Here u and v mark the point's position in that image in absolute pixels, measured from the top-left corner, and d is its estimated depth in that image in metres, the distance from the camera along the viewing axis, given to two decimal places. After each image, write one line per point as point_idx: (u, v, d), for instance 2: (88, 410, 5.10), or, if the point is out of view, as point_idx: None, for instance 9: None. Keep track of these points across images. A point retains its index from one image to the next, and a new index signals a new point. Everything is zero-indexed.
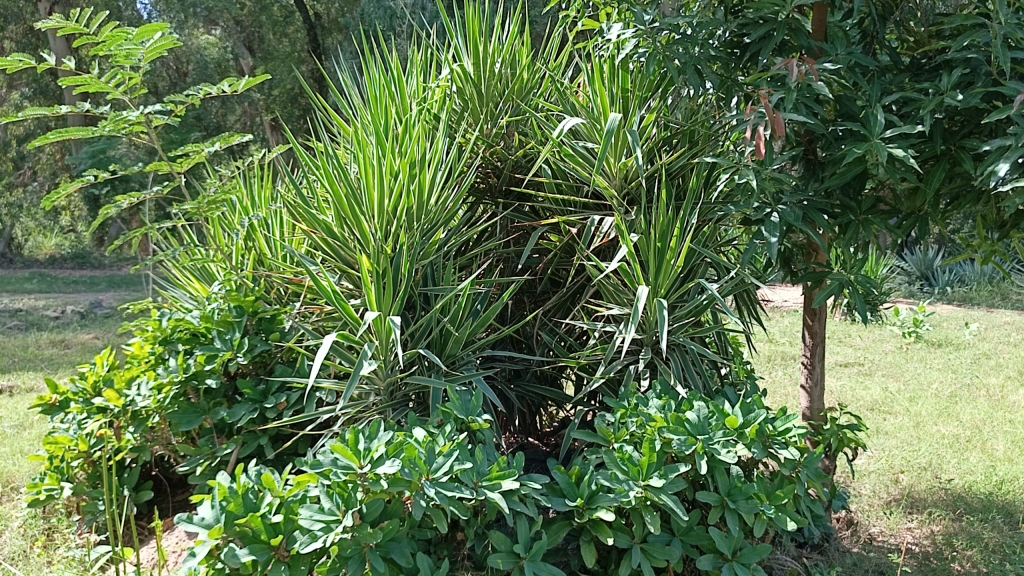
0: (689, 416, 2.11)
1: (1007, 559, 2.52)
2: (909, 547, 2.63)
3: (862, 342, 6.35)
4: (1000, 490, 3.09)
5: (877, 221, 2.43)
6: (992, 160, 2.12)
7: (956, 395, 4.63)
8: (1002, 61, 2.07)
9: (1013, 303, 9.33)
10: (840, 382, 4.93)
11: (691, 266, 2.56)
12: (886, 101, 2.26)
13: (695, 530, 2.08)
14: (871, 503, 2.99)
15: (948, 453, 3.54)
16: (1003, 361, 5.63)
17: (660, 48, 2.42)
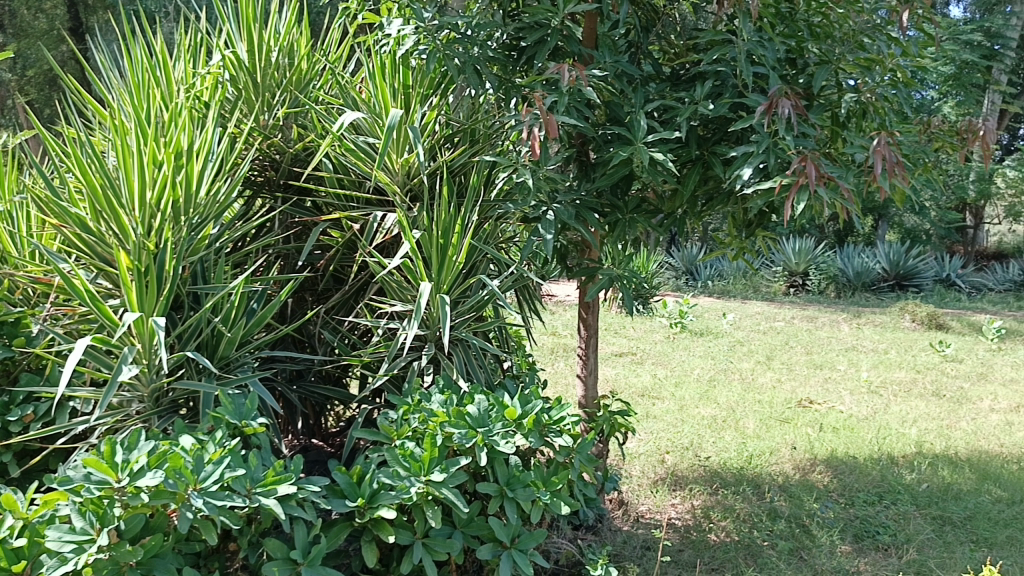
0: (469, 409, 2.14)
1: (754, 527, 2.80)
2: (672, 522, 2.85)
3: (635, 333, 6.80)
4: (750, 464, 3.42)
5: (641, 220, 2.61)
6: (737, 165, 2.33)
7: (714, 379, 5.08)
8: (746, 75, 2.28)
9: (763, 296, 10.39)
10: (615, 370, 5.25)
11: (473, 262, 2.61)
12: (648, 107, 2.43)
13: (475, 521, 2.12)
14: (640, 483, 3.20)
15: (707, 432, 3.87)
16: (754, 348, 6.25)
17: (439, 47, 2.45)
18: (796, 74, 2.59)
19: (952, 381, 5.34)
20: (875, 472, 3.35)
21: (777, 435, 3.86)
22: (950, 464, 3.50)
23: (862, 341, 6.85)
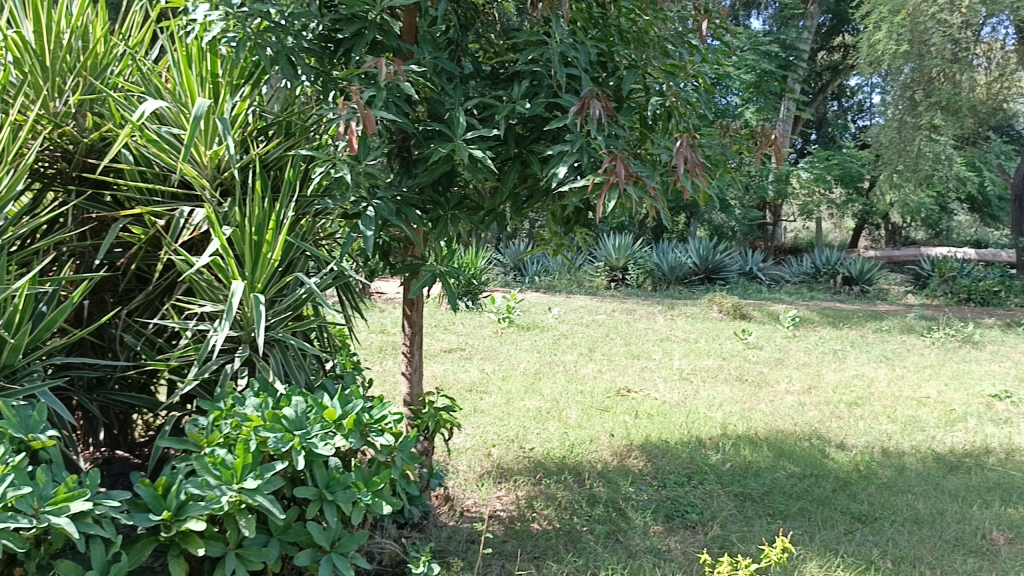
0: (285, 412, 2.06)
1: (575, 513, 2.90)
2: (497, 514, 2.89)
3: (463, 329, 6.85)
4: (572, 453, 3.54)
5: (462, 217, 2.63)
6: (554, 163, 2.40)
7: (539, 372, 5.22)
8: (560, 76, 2.35)
9: (586, 290, 10.78)
10: (443, 367, 5.26)
11: (290, 260, 2.52)
12: (467, 105, 2.45)
13: (292, 527, 2.06)
14: (466, 478, 3.23)
15: (531, 424, 3.96)
16: (577, 340, 6.48)
17: (251, 35, 2.35)
18: (607, 77, 2.70)
19: (754, 366, 5.78)
20: (685, 454, 3.56)
21: (597, 424, 4.02)
22: (751, 443, 3.78)
23: (676, 331, 7.27)
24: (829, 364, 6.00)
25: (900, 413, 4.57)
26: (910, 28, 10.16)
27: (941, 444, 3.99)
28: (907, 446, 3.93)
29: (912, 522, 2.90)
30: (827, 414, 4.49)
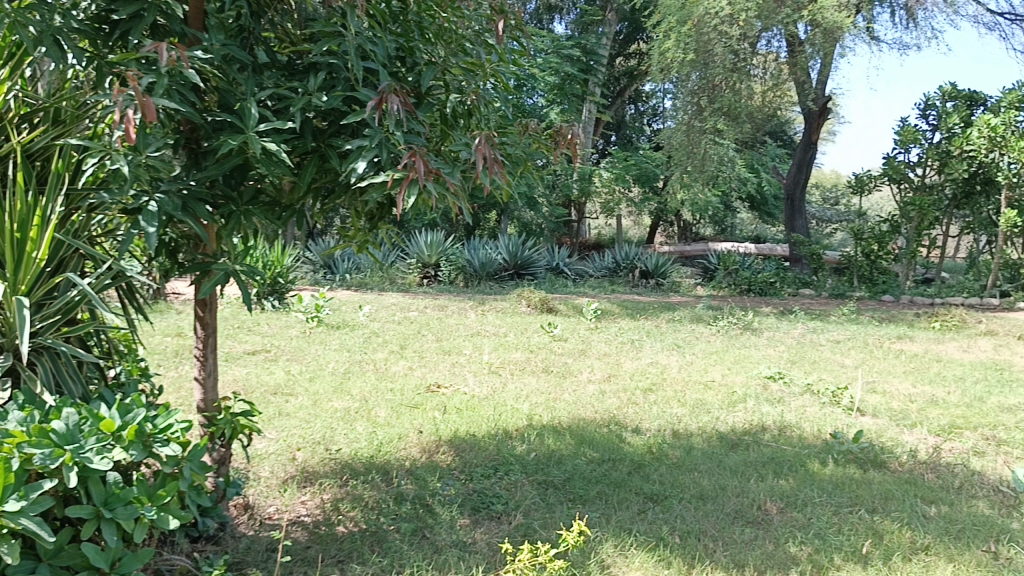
0: (53, 426, 1.88)
1: (381, 513, 2.87)
2: (299, 520, 2.80)
3: (269, 330, 6.59)
4: (379, 452, 3.50)
5: (257, 212, 2.52)
6: (352, 158, 2.34)
7: (348, 371, 5.12)
8: (356, 70, 2.30)
9: (398, 287, 10.72)
10: (246, 370, 5.03)
11: (60, 259, 2.31)
12: (259, 96, 2.34)
13: (64, 551, 1.89)
14: (268, 484, 3.10)
15: (338, 425, 3.88)
16: (387, 338, 6.42)
17: (8, 11, 2.11)
18: (406, 72, 2.63)
19: (558, 358, 5.98)
20: (491, 447, 3.62)
21: (405, 421, 3.99)
22: (555, 433, 3.91)
23: (485, 326, 7.38)
24: (628, 353, 6.34)
25: (689, 397, 4.90)
26: (695, 39, 10.91)
27: (724, 424, 4.32)
28: (695, 428, 4.22)
29: (698, 498, 3.12)
30: (624, 401, 4.74)
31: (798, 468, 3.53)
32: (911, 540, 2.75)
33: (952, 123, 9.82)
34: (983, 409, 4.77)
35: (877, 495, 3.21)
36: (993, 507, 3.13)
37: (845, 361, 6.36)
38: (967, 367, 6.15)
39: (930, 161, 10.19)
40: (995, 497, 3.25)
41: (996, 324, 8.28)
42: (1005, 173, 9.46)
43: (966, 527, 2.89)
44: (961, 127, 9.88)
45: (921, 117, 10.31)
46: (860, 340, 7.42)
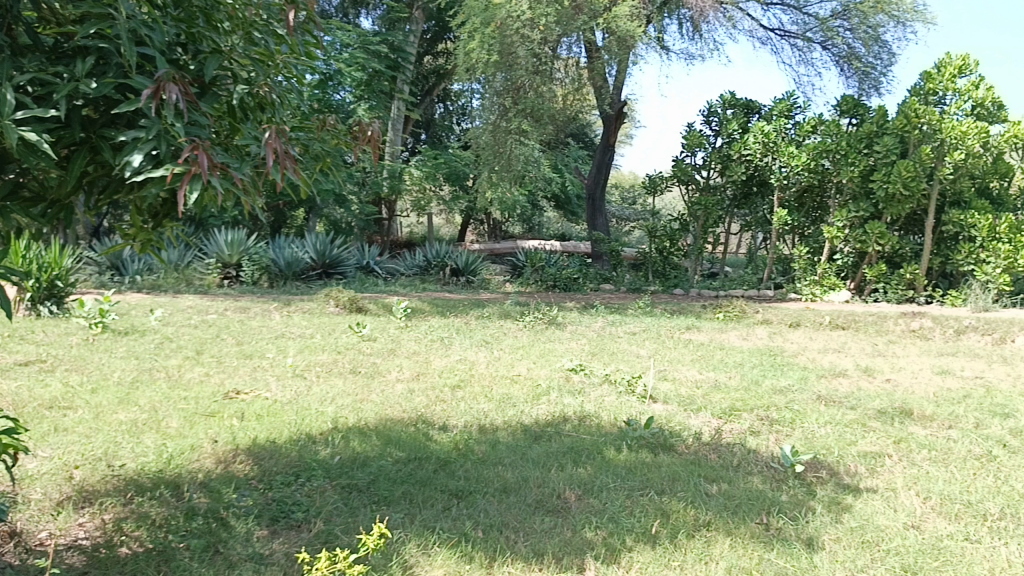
0: None
1: (169, 530, 2.69)
2: (75, 544, 2.57)
3: (44, 338, 6.00)
4: (170, 465, 3.29)
5: (17, 209, 2.27)
6: (128, 150, 2.16)
7: (137, 380, 4.76)
8: (129, 55, 2.13)
9: (196, 288, 10.14)
10: (15, 383, 4.54)
11: None
12: (16, 79, 2.10)
13: None
14: (39, 508, 2.82)
15: (123, 439, 3.59)
16: (182, 343, 6.04)
17: None
18: (188, 60, 2.45)
19: (366, 358, 5.89)
20: (292, 453, 3.50)
21: (199, 431, 3.77)
22: (360, 435, 3.84)
23: (290, 328, 7.13)
24: (437, 351, 6.36)
25: (495, 392, 4.98)
26: (499, 40, 11.12)
27: (529, 417, 4.44)
28: (500, 422, 4.30)
29: (501, 492, 3.17)
30: (432, 399, 4.74)
31: (596, 456, 3.69)
32: (695, 518, 2.95)
33: (731, 129, 10.67)
34: (760, 391, 5.22)
35: (666, 477, 3.41)
36: (766, 481, 3.42)
37: (641, 352, 6.73)
38: (746, 354, 6.71)
39: (713, 164, 11.01)
40: (767, 472, 3.55)
41: (771, 313, 9.11)
42: (777, 176, 10.42)
43: (742, 502, 3.14)
44: (740, 133, 10.77)
45: (705, 122, 11.12)
46: (655, 331, 7.90)
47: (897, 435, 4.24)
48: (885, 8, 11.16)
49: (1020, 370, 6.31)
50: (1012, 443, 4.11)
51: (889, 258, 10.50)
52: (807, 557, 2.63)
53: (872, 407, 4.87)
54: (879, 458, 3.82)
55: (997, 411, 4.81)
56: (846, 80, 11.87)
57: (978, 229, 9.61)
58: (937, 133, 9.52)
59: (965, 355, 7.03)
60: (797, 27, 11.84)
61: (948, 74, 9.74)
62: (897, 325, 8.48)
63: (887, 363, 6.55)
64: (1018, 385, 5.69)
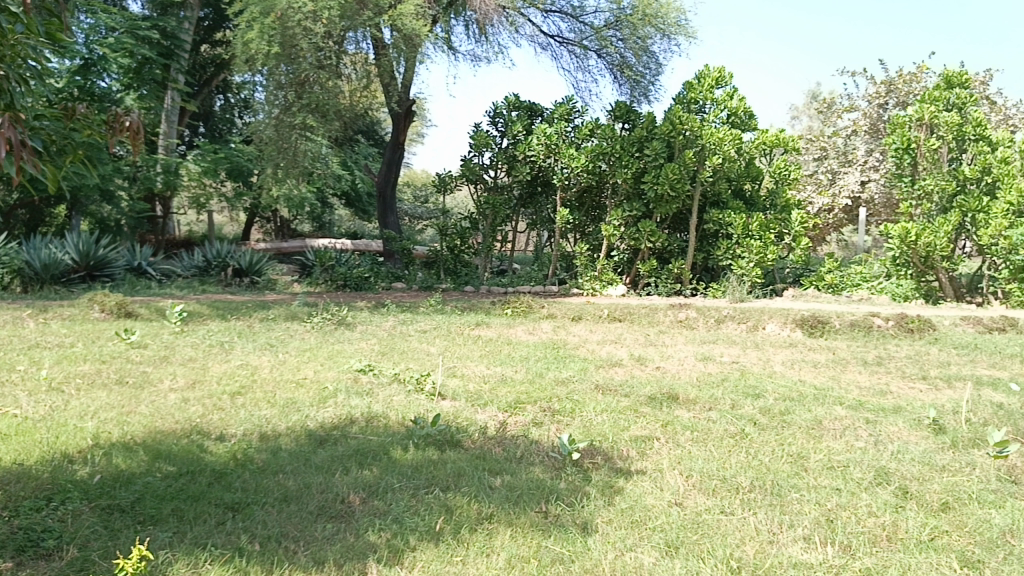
0: None
1: None
2: None
3: None
4: None
5: None
6: None
7: None
8: None
9: None
10: None
11: None
12: None
13: None
14: None
15: None
16: None
17: None
18: None
19: (135, 367, 5.46)
20: (44, 475, 3.17)
21: None
22: (126, 450, 3.55)
23: (46, 337, 6.46)
24: (216, 357, 6.02)
25: (278, 397, 4.80)
26: (280, 31, 10.74)
27: (313, 421, 4.31)
28: (283, 428, 4.15)
29: (281, 501, 3.06)
30: (209, 407, 4.48)
31: (381, 457, 3.66)
32: (478, 512, 3.01)
33: (516, 131, 10.98)
34: (543, 384, 5.42)
35: (450, 474, 3.45)
36: (546, 471, 3.55)
37: (430, 350, 6.76)
38: (531, 348, 6.94)
39: (500, 164, 11.27)
40: (547, 461, 3.69)
41: (555, 307, 9.50)
42: (558, 176, 10.88)
43: (524, 493, 3.24)
44: (524, 134, 11.11)
45: (491, 123, 11.37)
46: (444, 329, 7.97)
47: (665, 418, 4.57)
48: (652, 21, 11.88)
49: (768, 354, 7.02)
50: (760, 420, 4.56)
51: (659, 254, 11.30)
52: (582, 541, 2.77)
53: (643, 393, 5.21)
54: (648, 441, 4.09)
55: (749, 392, 5.32)
56: (619, 87, 12.63)
57: (733, 227, 10.60)
58: (698, 138, 10.39)
59: (723, 342, 7.71)
60: (574, 35, 12.40)
61: (706, 85, 10.64)
62: (667, 316, 9.15)
63: (658, 351, 7.04)
64: (767, 367, 6.33)
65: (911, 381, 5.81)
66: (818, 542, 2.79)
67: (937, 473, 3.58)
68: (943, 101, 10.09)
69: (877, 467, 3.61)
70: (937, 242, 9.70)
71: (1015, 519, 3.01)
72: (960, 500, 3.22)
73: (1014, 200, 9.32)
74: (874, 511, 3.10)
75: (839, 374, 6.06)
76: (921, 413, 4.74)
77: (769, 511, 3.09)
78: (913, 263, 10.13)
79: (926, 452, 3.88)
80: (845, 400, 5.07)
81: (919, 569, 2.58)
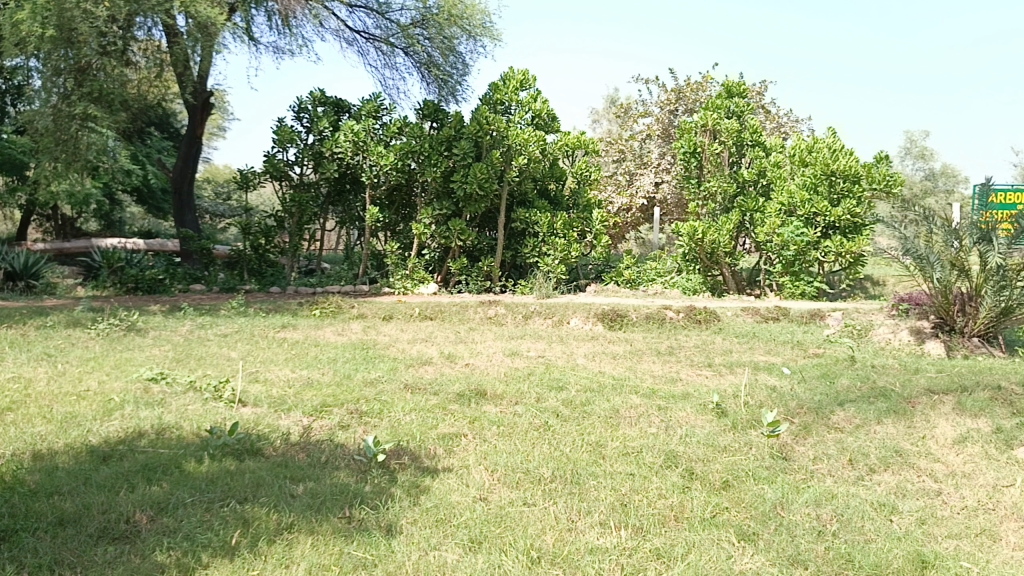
0: None
1: None
2: None
3: None
4: None
5: None
6: None
7: None
8: None
9: None
10: None
11: None
12: None
13: None
14: None
15: None
16: None
17: None
18: None
19: None
20: None
21: None
22: None
23: None
24: None
25: (55, 412, 4.38)
26: (55, 13, 9.91)
27: (96, 436, 3.97)
28: (61, 446, 3.79)
29: (56, 525, 2.80)
30: None
31: (172, 471, 3.44)
32: (277, 522, 2.90)
33: (322, 127, 10.68)
34: (350, 386, 5.31)
35: (249, 484, 3.30)
36: (350, 474, 3.48)
37: (231, 354, 6.44)
38: (339, 349, 6.79)
39: (305, 160, 10.91)
40: (352, 465, 3.62)
41: (365, 307, 9.36)
42: (367, 174, 10.71)
43: (326, 499, 3.15)
44: (330, 130, 10.82)
45: (295, 118, 10.98)
46: (247, 332, 7.62)
47: (472, 415, 4.62)
48: (458, 23, 12.00)
49: (572, 347, 7.29)
50: (562, 412, 4.72)
51: (469, 252, 11.43)
52: (385, 544, 2.74)
53: (452, 391, 5.23)
54: (455, 439, 4.11)
55: (553, 385, 5.50)
56: (427, 87, 12.68)
57: (539, 225, 10.94)
58: (504, 139, 10.63)
59: (530, 337, 7.92)
60: (380, 31, 12.33)
61: (511, 87, 10.89)
62: (476, 314, 9.29)
63: (467, 348, 7.12)
64: (571, 360, 6.57)
65: (699, 368, 6.25)
66: (612, 527, 2.92)
67: (720, 453, 3.86)
68: (724, 109, 10.90)
69: (667, 451, 3.84)
70: (721, 239, 10.54)
71: (784, 492, 3.31)
72: (738, 477, 3.50)
73: (784, 200, 10.29)
74: (662, 493, 3.29)
75: (636, 364, 6.41)
76: (707, 398, 5.11)
77: (568, 499, 3.20)
78: (701, 258, 10.92)
79: (710, 434, 4.19)
80: (641, 389, 5.36)
81: (701, 545, 2.77)
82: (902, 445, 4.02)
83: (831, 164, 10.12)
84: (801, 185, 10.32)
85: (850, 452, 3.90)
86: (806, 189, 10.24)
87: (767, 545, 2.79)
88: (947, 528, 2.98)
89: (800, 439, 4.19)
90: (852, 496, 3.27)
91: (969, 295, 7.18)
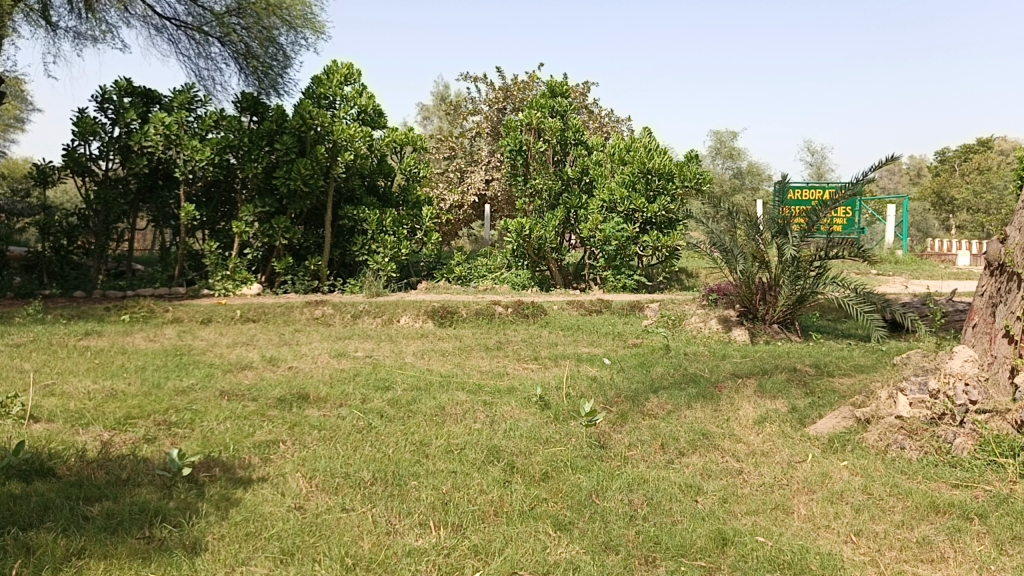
0: None
1: None
2: None
3: None
4: None
5: None
6: None
7: None
8: None
9: None
10: None
11: None
12: None
13: None
14: None
15: None
16: None
17: None
18: None
19: None
20: None
21: None
22: None
23: None
24: None
25: None
26: None
27: None
28: None
29: None
30: None
31: None
32: (66, 548, 2.65)
33: (130, 118, 9.92)
34: (159, 395, 4.96)
35: (34, 509, 2.99)
36: (153, 491, 3.24)
37: (24, 366, 5.85)
38: (150, 356, 6.36)
39: (111, 153, 10.10)
40: (155, 481, 3.36)
41: (180, 310, 8.82)
42: (180, 169, 10.09)
43: (124, 519, 2.91)
44: (138, 123, 10.08)
45: (99, 109, 10.15)
46: (44, 341, 6.95)
47: (292, 420, 4.44)
48: (277, 12, 11.59)
49: (401, 346, 7.20)
50: (387, 412, 4.63)
51: (296, 251, 11.04)
52: (188, 563, 2.57)
53: (271, 396, 5.01)
54: (272, 446, 3.94)
55: (379, 385, 5.39)
56: (245, 78, 12.14)
57: (368, 222, 10.74)
58: (330, 134, 10.32)
59: (358, 337, 7.75)
60: (193, 19, 11.68)
61: (335, 81, 10.61)
62: (303, 314, 9.01)
63: (291, 351, 6.86)
64: (399, 359, 6.47)
65: (525, 362, 6.35)
66: (431, 527, 2.89)
67: (540, 446, 3.92)
68: (549, 107, 11.11)
69: (490, 446, 3.86)
70: (547, 235, 10.83)
71: (599, 480, 3.41)
72: (558, 468, 3.57)
73: (606, 196, 10.67)
74: (483, 489, 3.30)
75: (463, 360, 6.41)
76: (531, 392, 5.19)
77: (388, 502, 3.14)
78: (529, 254, 11.13)
79: (532, 427, 4.26)
80: (468, 386, 5.36)
81: (519, 538, 2.80)
82: (708, 428, 4.26)
83: (648, 162, 10.61)
84: (621, 182, 10.74)
85: (662, 437, 4.08)
86: (625, 186, 10.68)
87: (582, 534, 2.86)
88: (746, 504, 3.18)
89: (617, 427, 4.33)
90: (662, 480, 3.41)
91: (769, 285, 7.74)
